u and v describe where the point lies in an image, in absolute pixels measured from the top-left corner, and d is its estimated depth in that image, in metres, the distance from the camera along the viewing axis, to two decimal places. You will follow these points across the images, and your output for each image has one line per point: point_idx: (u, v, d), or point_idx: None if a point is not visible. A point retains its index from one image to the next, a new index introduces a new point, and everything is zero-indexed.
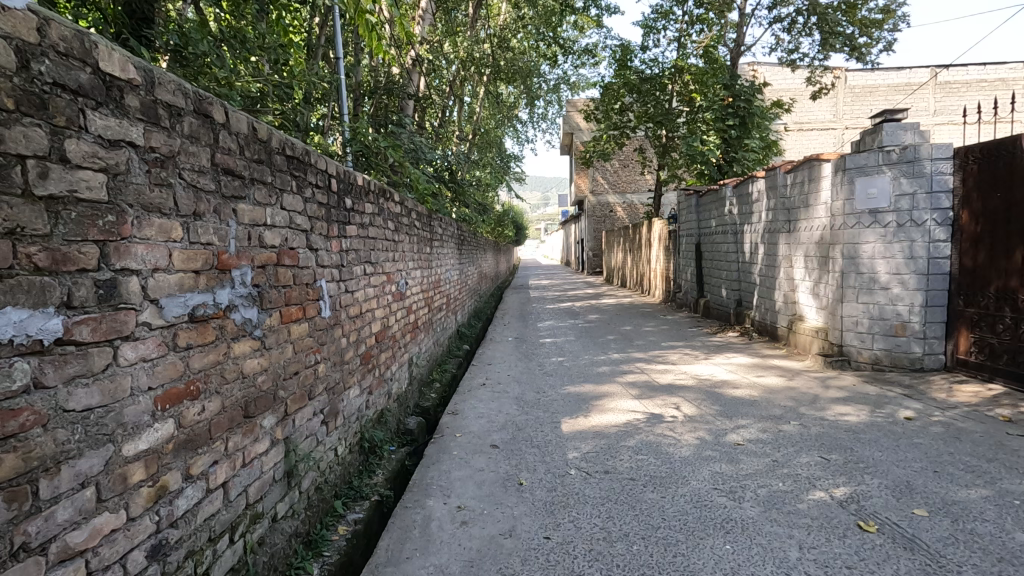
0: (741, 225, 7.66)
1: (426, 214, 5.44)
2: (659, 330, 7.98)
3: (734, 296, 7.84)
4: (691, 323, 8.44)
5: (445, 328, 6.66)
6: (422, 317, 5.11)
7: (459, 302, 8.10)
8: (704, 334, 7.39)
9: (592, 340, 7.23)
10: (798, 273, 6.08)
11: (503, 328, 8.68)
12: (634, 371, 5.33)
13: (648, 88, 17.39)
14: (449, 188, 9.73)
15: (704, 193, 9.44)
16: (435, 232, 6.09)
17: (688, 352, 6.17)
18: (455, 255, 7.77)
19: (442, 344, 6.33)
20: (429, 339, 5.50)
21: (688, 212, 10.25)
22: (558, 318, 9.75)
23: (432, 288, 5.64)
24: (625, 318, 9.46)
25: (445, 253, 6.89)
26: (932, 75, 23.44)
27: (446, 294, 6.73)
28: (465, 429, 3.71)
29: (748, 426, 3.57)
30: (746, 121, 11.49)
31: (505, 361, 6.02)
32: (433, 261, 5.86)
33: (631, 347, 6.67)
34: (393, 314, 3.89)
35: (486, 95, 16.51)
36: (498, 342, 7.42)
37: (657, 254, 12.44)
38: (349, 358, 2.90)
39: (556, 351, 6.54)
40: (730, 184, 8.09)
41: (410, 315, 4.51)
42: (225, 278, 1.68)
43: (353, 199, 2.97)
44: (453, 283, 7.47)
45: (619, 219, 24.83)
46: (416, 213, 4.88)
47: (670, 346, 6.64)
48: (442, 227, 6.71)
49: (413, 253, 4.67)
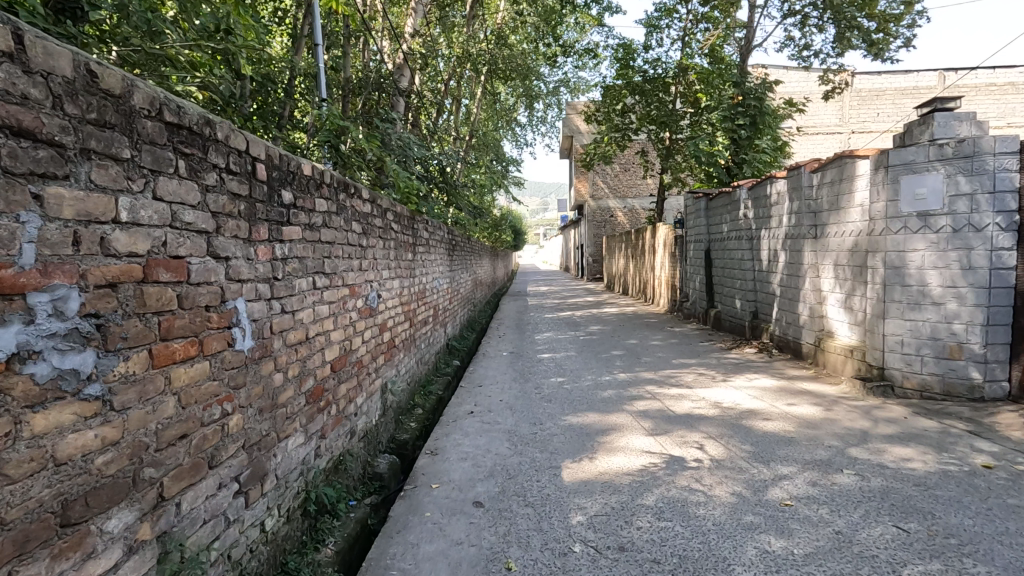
0: (758, 231, 7.03)
1: (408, 216, 4.78)
2: (667, 344, 7.32)
3: (750, 308, 7.18)
4: (701, 337, 7.78)
5: (433, 343, 5.99)
6: (402, 334, 4.44)
7: (451, 312, 7.46)
8: (717, 349, 6.73)
9: (594, 356, 6.56)
10: (826, 284, 5.44)
11: (497, 340, 8.01)
12: (644, 396, 4.66)
13: (651, 88, 16.82)
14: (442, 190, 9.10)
15: (713, 196, 8.81)
16: (421, 237, 5.43)
17: (703, 372, 5.50)
18: (445, 261, 7.12)
19: (429, 362, 5.66)
20: (412, 358, 4.84)
21: (696, 216, 9.61)
22: (557, 329, 9.09)
23: (415, 300, 4.98)
24: (628, 329, 8.81)
25: (434, 260, 6.24)
26: (940, 79, 22.95)
27: (434, 304, 6.07)
28: (444, 477, 3.03)
29: (793, 476, 2.90)
30: (757, 121, 10.86)
31: (498, 382, 5.34)
32: (419, 269, 5.20)
33: (638, 364, 6.00)
34: (359, 335, 3.22)
35: (484, 96, 15.94)
36: (490, 357, 6.74)
37: (662, 261, 11.80)
38: (287, 399, 2.23)
39: (555, 369, 5.87)
40: (744, 186, 7.46)
41: (385, 334, 3.86)
42: (8, 309, 1.02)
43: (295, 193, 2.31)
44: (443, 293, 6.83)
45: (619, 224, 24.23)
46: (394, 214, 4.22)
47: (682, 364, 5.97)
48: (430, 230, 6.05)
49: (390, 261, 4.01)
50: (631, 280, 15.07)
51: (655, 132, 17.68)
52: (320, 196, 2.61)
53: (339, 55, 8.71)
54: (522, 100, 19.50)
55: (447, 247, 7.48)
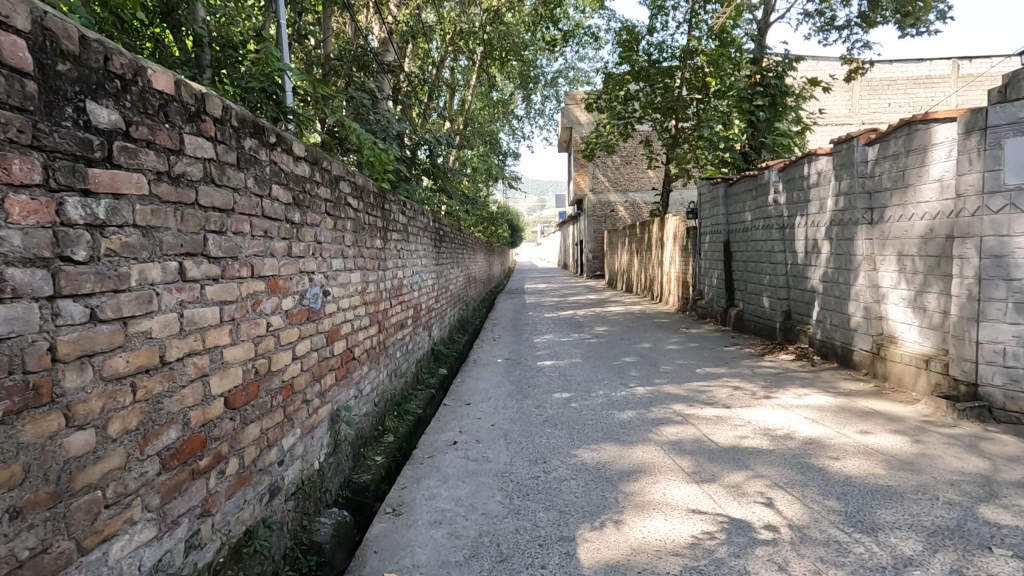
0: (792, 218, 6.08)
1: (377, 192, 3.79)
2: (687, 349, 6.37)
3: (782, 307, 6.26)
4: (724, 340, 6.85)
5: (414, 351, 5.02)
6: (367, 341, 3.47)
7: (438, 311, 6.50)
8: (746, 356, 5.78)
9: (605, 364, 5.61)
10: (887, 278, 4.51)
11: (492, 344, 7.05)
12: (673, 418, 3.71)
13: (656, 74, 15.86)
14: (431, 175, 8.13)
15: (734, 180, 7.82)
16: (398, 221, 4.44)
17: (739, 386, 4.55)
18: (431, 251, 6.15)
19: (408, 373, 4.71)
20: (382, 371, 3.88)
21: (713, 204, 8.63)
22: (558, 330, 8.14)
23: (387, 299, 4.00)
24: (639, 331, 7.86)
25: (417, 251, 5.26)
26: (953, 68, 22.08)
27: (415, 302, 5.11)
28: (408, 558, 2.08)
29: (923, 561, 1.95)
30: (777, 102, 9.88)
31: (491, 397, 4.38)
32: (393, 260, 4.21)
33: (658, 375, 5.05)
34: (285, 350, 2.24)
35: (479, 80, 14.95)
36: (483, 365, 5.77)
37: (672, 255, 10.85)
38: (103, 476, 1.26)
39: (559, 380, 4.92)
40: (774, 167, 6.47)
41: (336, 344, 2.88)
42: None
43: (128, 114, 1.34)
44: (428, 290, 5.86)
45: (620, 219, 23.31)
46: (354, 187, 3.22)
47: (710, 375, 5.02)
48: (411, 214, 5.07)
49: (344, 247, 3.03)
50: (635, 276, 14.13)
51: (660, 121, 16.73)
52: (198, 134, 1.62)
53: (313, 23, 7.73)
54: (519, 88, 18.52)
55: (434, 236, 6.50)
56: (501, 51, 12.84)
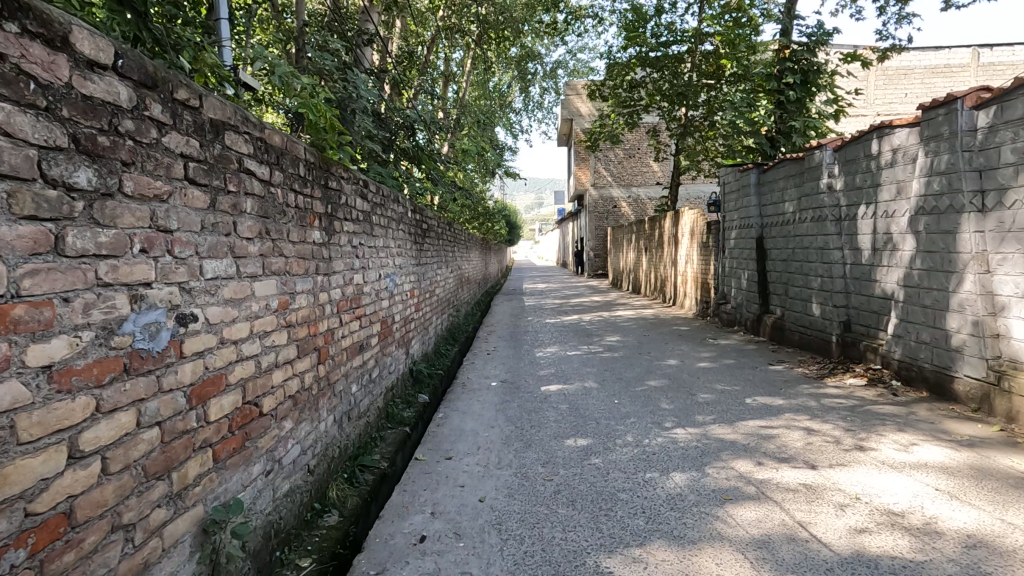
0: (857, 208, 4.94)
1: (313, 161, 2.62)
2: (723, 368, 5.21)
3: (841, 317, 5.11)
4: (764, 355, 5.70)
5: (381, 379, 3.84)
6: (289, 382, 2.30)
7: (419, 321, 5.31)
8: (801, 379, 4.63)
9: (626, 390, 4.44)
10: (1008, 283, 3.37)
11: (485, 361, 5.88)
12: (743, 490, 2.54)
13: (664, 57, 14.70)
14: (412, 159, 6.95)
15: (770, 165, 6.66)
16: (355, 207, 3.28)
17: (812, 428, 3.39)
18: (409, 246, 4.97)
19: (372, 410, 3.55)
20: (324, 418, 2.71)
21: (741, 194, 7.46)
22: (563, 341, 6.96)
23: (331, 314, 2.83)
24: (658, 342, 6.68)
25: (387, 248, 4.09)
26: (973, 56, 21.04)
27: (385, 312, 3.95)
28: None
29: None
30: (809, 79, 8.67)
31: (482, 448, 3.21)
32: (344, 259, 3.04)
33: (699, 409, 3.89)
34: (37, 447, 1.09)
35: (472, 64, 13.77)
36: (473, 392, 4.60)
37: (688, 254, 9.68)
38: None
39: (570, 417, 3.75)
40: (828, 146, 5.30)
41: (214, 400, 1.71)
42: None
43: None
44: (405, 297, 4.69)
45: (623, 216, 22.17)
46: (260, 146, 2.05)
47: (766, 410, 3.86)
48: (378, 199, 3.89)
49: (235, 240, 1.85)
50: (644, 276, 12.98)
51: (669, 109, 15.57)
52: None
53: None
54: (516, 75, 17.34)
55: (415, 229, 5.32)
56: (497, 28, 11.65)
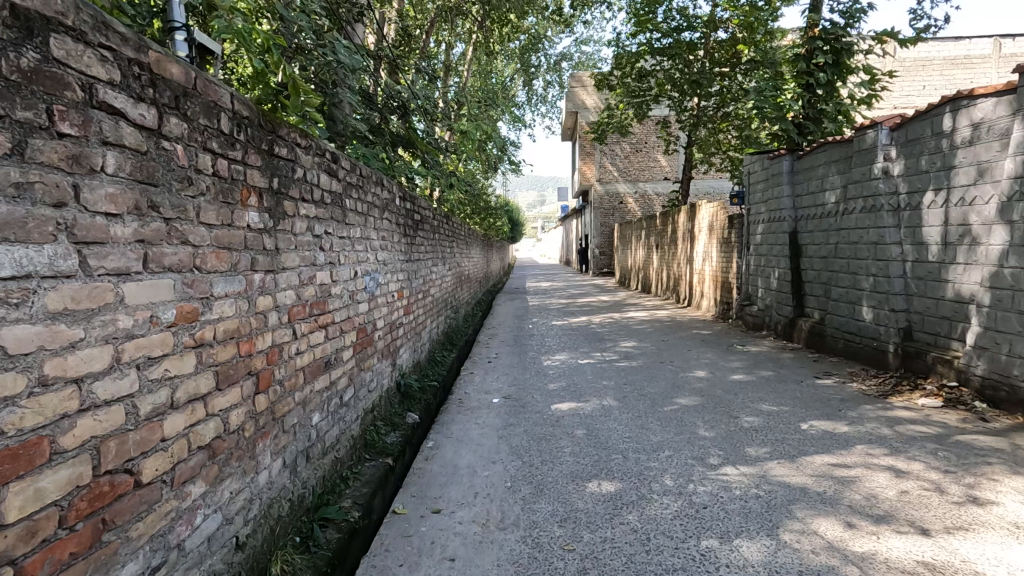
0: (922, 196, 4.21)
1: (247, 116, 1.90)
2: (762, 381, 4.48)
3: (902, 323, 4.38)
4: (805, 365, 4.97)
5: (357, 400, 3.11)
6: (198, 427, 1.58)
7: (409, 326, 4.58)
8: (860, 397, 3.91)
9: (653, 412, 3.72)
10: None
11: (485, 371, 5.16)
12: (844, 574, 1.82)
13: (676, 44, 13.92)
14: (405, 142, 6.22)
15: (807, 150, 5.92)
16: (320, 185, 2.56)
17: (900, 468, 2.66)
18: (397, 237, 4.25)
19: (344, 441, 2.84)
20: (264, 466, 1.99)
21: (771, 183, 6.71)
22: (572, 347, 6.24)
23: (277, 325, 2.10)
24: (680, 349, 5.95)
25: (366, 239, 3.37)
26: (995, 46, 20.27)
27: (363, 318, 3.23)
28: None
29: None
30: (843, 58, 7.90)
31: (480, 498, 2.48)
32: (299, 251, 2.32)
33: (747, 438, 3.17)
34: None
35: (473, 50, 13.01)
36: (470, 411, 3.88)
37: (706, 251, 8.94)
38: None
39: (590, 449, 3.04)
40: (884, 124, 4.56)
41: (16, 484, 1.01)
42: None
43: None
44: (392, 299, 3.98)
45: (629, 212, 21.42)
46: (137, 74, 1.34)
47: (831, 440, 3.13)
48: (355, 179, 3.17)
49: (74, 212, 1.14)
50: (655, 275, 12.25)
51: (680, 99, 14.82)
52: None
53: None
54: (519, 64, 16.58)
55: (406, 219, 4.61)
56: (500, 10, 10.93)
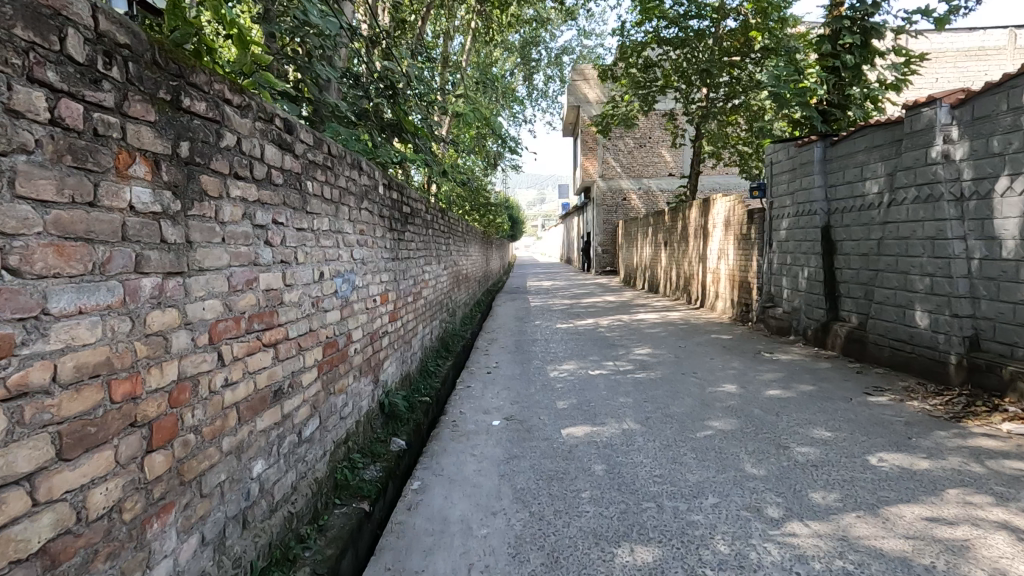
0: (994, 184, 3.60)
1: (130, 44, 1.28)
2: (805, 398, 3.86)
3: (967, 331, 3.78)
4: (849, 377, 4.36)
5: (322, 432, 2.50)
6: (12, 528, 0.97)
7: (395, 334, 3.96)
8: (927, 420, 3.29)
9: (684, 439, 3.11)
10: None
11: (484, 384, 4.54)
12: None
13: (684, 32, 13.28)
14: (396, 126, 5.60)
15: (842, 135, 5.30)
16: (264, 158, 1.94)
17: (1021, 528, 2.05)
18: (381, 230, 3.63)
19: (303, 488, 2.22)
20: (165, 554, 1.38)
21: (797, 173, 6.09)
22: (581, 355, 5.63)
23: (187, 349, 1.49)
24: (702, 357, 5.33)
25: (337, 232, 2.75)
26: (1010, 38, 19.65)
27: (331, 329, 2.62)
28: None
29: None
30: (873, 38, 7.25)
31: (475, 573, 1.87)
32: (227, 246, 1.70)
33: (807, 477, 2.56)
34: None
35: (471, 38, 12.37)
36: (465, 437, 3.26)
37: (722, 248, 8.33)
38: None
39: (615, 495, 2.43)
40: (945, 101, 3.94)
41: None
42: None
43: None
44: (372, 304, 3.35)
45: (633, 209, 20.80)
46: None
47: (913, 480, 2.52)
48: (322, 158, 2.55)
49: None
50: (663, 274, 11.65)
51: (688, 91, 14.20)
52: None
53: None
54: (519, 55, 15.94)
55: (392, 211, 4.00)
56: None
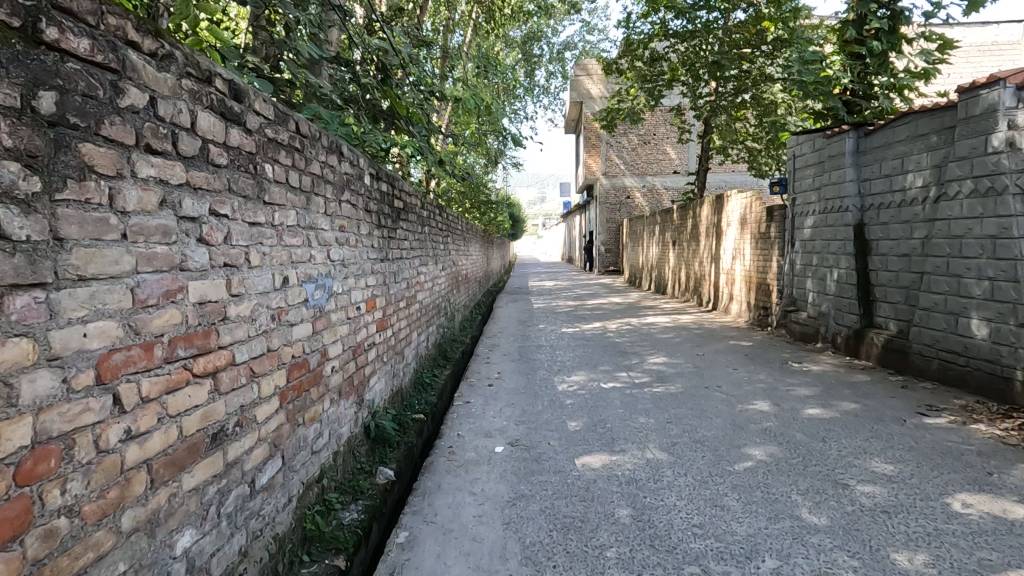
0: None
1: None
2: (851, 418, 3.39)
3: None
4: (895, 392, 3.88)
5: (286, 475, 2.02)
6: None
7: (384, 345, 3.47)
8: (1003, 449, 2.82)
9: (722, 474, 2.63)
10: None
11: (486, 400, 4.06)
12: None
13: (693, 23, 12.77)
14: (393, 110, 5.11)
15: (880, 123, 4.82)
16: (196, 129, 1.47)
17: None
18: (367, 227, 3.15)
19: (256, 552, 1.75)
20: None
21: (825, 166, 5.61)
22: (591, 364, 5.15)
23: (54, 397, 1.03)
24: (724, 368, 4.85)
25: (308, 229, 2.26)
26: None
27: (299, 346, 2.14)
28: None
29: None
30: (904, 22, 6.72)
31: None
32: (132, 246, 1.23)
33: (882, 530, 2.08)
34: None
35: (471, 28, 11.88)
36: (463, 469, 2.78)
37: (737, 247, 7.85)
38: None
39: (648, 555, 1.96)
40: (1008, 81, 3.46)
41: None
42: None
43: None
44: (355, 313, 2.87)
45: (637, 207, 20.31)
46: None
47: (1015, 534, 2.04)
48: (287, 136, 2.07)
49: None
50: (672, 275, 11.15)
51: (696, 85, 13.70)
52: None
53: None
54: (520, 48, 15.43)
55: (382, 205, 3.52)
56: None
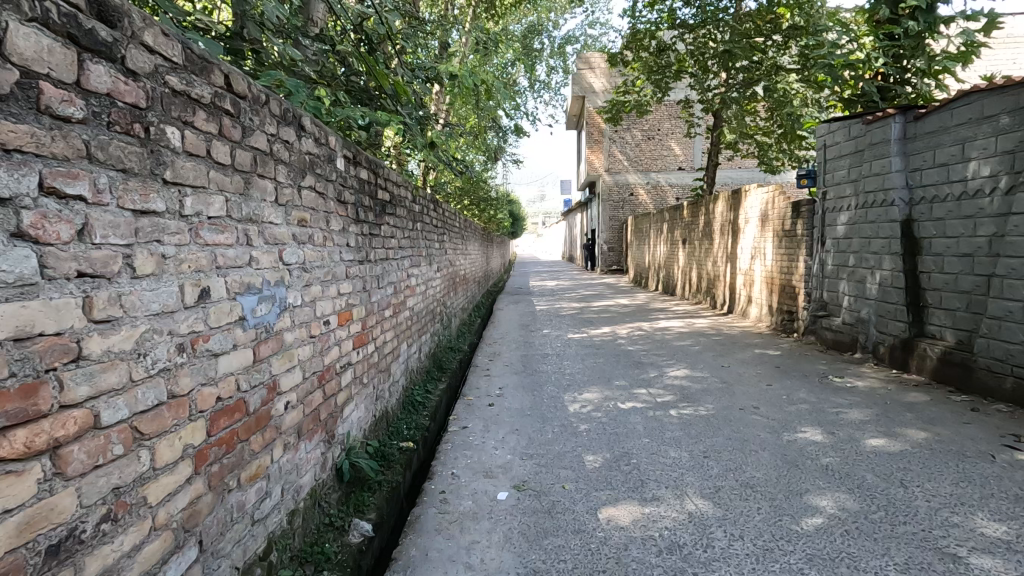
0: None
1: None
2: (926, 452, 2.81)
3: None
4: (966, 417, 3.30)
5: (206, 567, 1.43)
6: None
7: (362, 364, 2.88)
8: None
9: (787, 538, 2.05)
10: None
11: (486, 425, 3.48)
12: None
13: (702, 10, 12.15)
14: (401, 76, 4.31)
15: (932, 105, 4.24)
16: (5, 50, 0.90)
17: None
18: (339, 222, 2.55)
19: None
20: None
21: (864, 156, 5.02)
22: (604, 378, 4.56)
23: None
24: (757, 383, 4.27)
25: (246, 223, 1.67)
26: None
27: (230, 384, 1.56)
28: None
29: None
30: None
31: None
32: None
33: None
34: None
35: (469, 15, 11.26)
36: (458, 528, 2.19)
37: (757, 246, 7.27)
38: None
39: None
40: None
41: None
42: None
43: None
44: (321, 329, 2.28)
45: (640, 204, 19.72)
46: None
47: None
48: (209, 93, 1.48)
49: None
50: (681, 275, 10.58)
51: (704, 77, 13.08)
52: None
53: None
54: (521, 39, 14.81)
55: (362, 196, 2.92)
56: None
